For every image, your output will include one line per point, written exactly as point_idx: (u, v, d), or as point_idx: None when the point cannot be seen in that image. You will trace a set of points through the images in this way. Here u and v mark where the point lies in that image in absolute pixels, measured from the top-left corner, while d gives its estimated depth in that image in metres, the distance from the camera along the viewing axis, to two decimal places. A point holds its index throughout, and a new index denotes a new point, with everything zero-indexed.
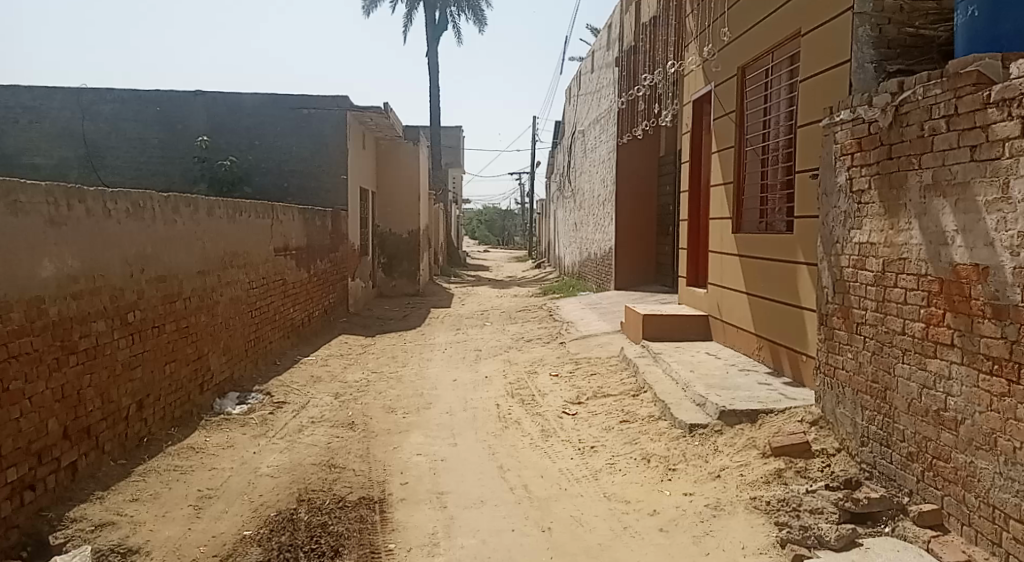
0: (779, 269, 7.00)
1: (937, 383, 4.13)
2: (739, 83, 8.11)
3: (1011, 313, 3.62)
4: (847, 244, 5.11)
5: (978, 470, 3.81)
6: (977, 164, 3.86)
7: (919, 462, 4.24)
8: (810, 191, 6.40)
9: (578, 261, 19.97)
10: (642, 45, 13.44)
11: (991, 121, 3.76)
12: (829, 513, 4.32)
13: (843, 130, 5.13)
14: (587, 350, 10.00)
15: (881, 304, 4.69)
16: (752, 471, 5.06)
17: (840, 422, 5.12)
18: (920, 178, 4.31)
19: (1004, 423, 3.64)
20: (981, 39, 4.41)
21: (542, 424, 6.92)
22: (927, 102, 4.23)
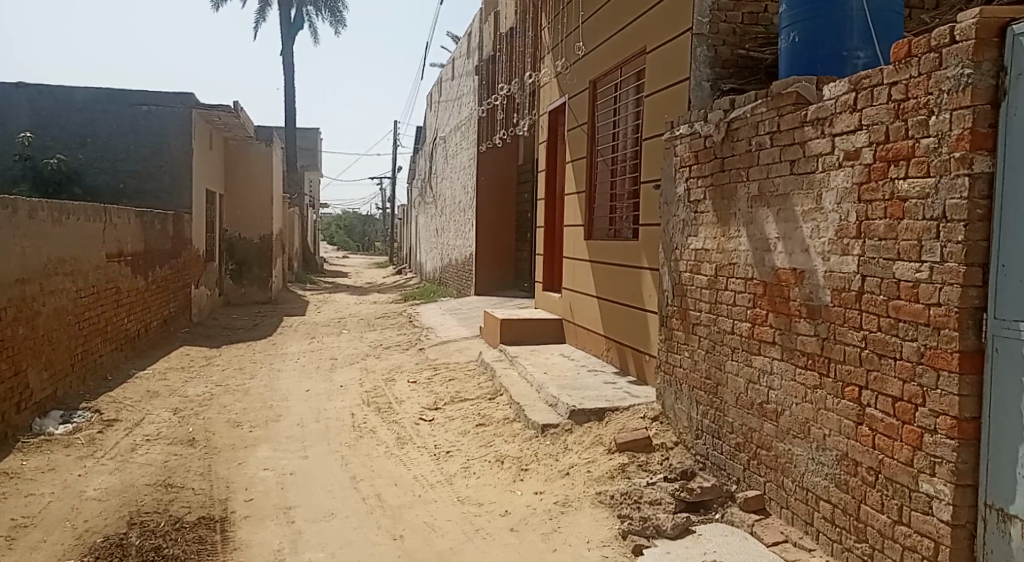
0: (625, 274, 7.30)
1: (761, 379, 4.43)
2: (591, 96, 8.39)
3: (822, 313, 3.94)
4: (685, 250, 5.39)
5: (794, 457, 4.12)
6: (796, 176, 4.17)
7: (746, 451, 4.55)
8: (652, 201, 6.71)
9: (440, 267, 19.96)
10: (501, 54, 13.64)
11: (808, 139, 4.07)
12: (667, 503, 4.54)
13: (682, 143, 5.42)
14: (445, 355, 10.03)
15: (713, 306, 4.98)
16: (599, 467, 5.23)
17: (677, 417, 5.41)
18: (748, 189, 4.62)
19: (816, 413, 3.95)
20: (800, 58, 4.79)
21: (396, 431, 6.86)
22: (754, 119, 4.53)
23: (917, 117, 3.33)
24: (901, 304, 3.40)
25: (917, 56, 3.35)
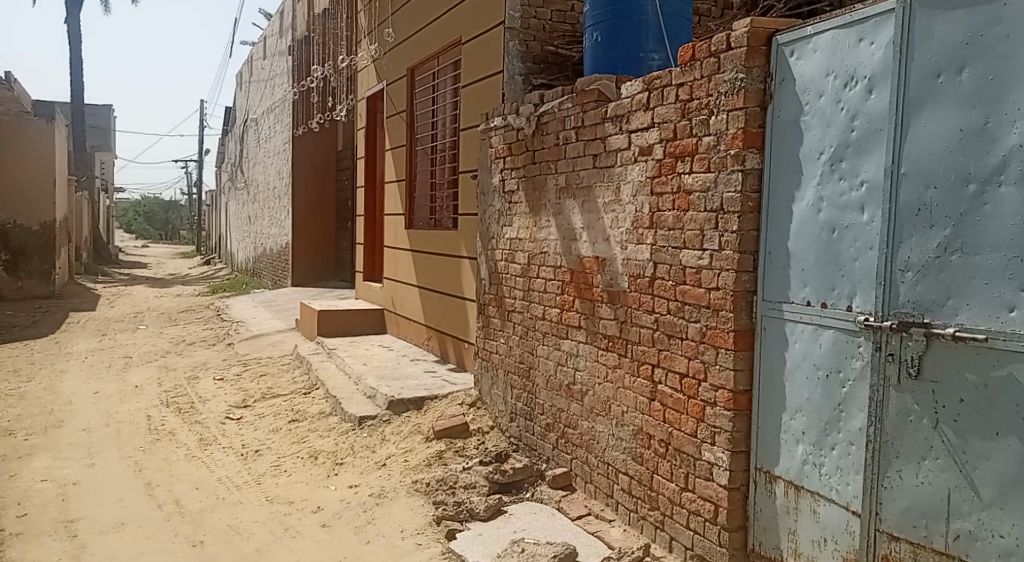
0: (444, 263, 7.35)
1: (568, 361, 4.63)
2: (408, 84, 8.32)
3: (621, 298, 4.16)
4: (500, 239, 5.51)
5: (597, 434, 4.34)
6: (598, 169, 4.37)
7: (554, 431, 4.74)
8: (470, 191, 6.78)
9: (253, 256, 19.10)
10: (315, 36, 13.21)
11: (608, 134, 4.27)
12: (480, 486, 4.63)
13: (496, 135, 5.53)
14: (257, 350, 9.63)
15: (526, 293, 5.13)
16: (415, 456, 5.25)
17: (493, 401, 5.53)
18: (556, 181, 4.78)
19: (616, 392, 4.18)
20: (601, 57, 5.02)
21: (200, 432, 6.50)
22: (561, 113, 4.70)
23: (700, 116, 3.59)
24: (687, 288, 3.66)
25: (700, 60, 3.60)
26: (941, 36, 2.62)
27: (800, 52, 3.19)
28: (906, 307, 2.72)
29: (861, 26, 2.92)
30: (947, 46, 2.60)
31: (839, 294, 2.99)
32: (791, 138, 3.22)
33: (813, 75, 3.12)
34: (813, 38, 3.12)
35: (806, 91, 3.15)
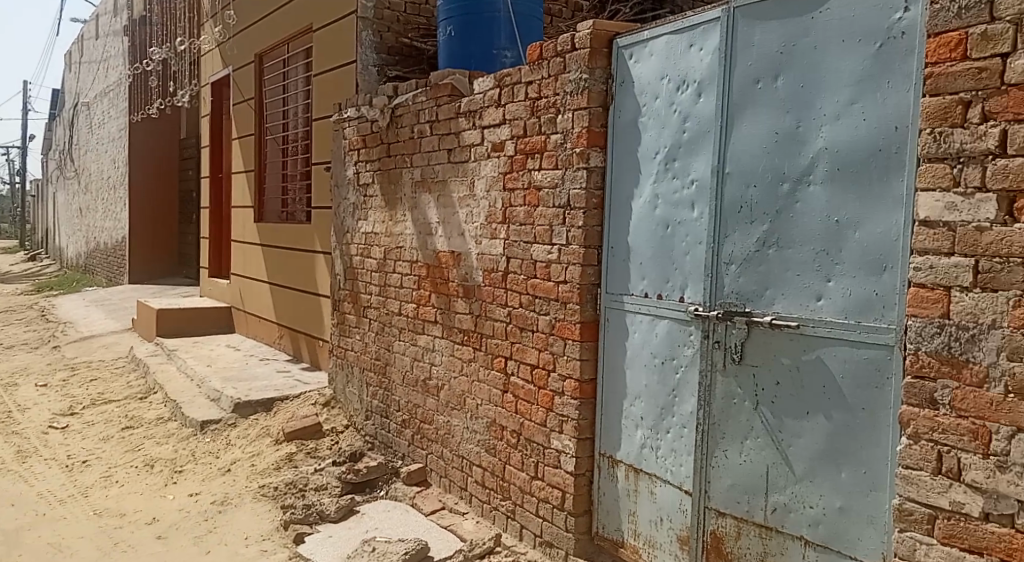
0: (297, 258, 7.14)
1: (424, 356, 4.62)
2: (257, 70, 8.00)
3: (476, 292, 4.20)
4: (355, 233, 5.42)
5: (452, 428, 4.37)
6: (452, 163, 4.38)
7: (411, 427, 4.74)
8: (323, 184, 6.62)
9: (85, 251, 17.79)
10: (154, 16, 12.44)
11: (461, 129, 4.29)
12: (332, 487, 4.55)
13: (350, 126, 5.44)
14: (88, 352, 8.99)
15: (382, 288, 5.07)
16: (263, 459, 5.09)
17: (348, 400, 5.45)
18: (411, 174, 4.76)
19: (471, 386, 4.21)
20: (454, 52, 5.03)
21: (19, 443, 5.99)
22: (415, 107, 4.68)
23: (548, 114, 3.67)
24: (538, 282, 3.73)
25: (547, 59, 3.69)
26: (759, 45, 2.80)
27: (638, 55, 3.33)
28: (731, 298, 2.90)
29: (691, 33, 3.08)
30: (764, 54, 2.79)
31: (675, 286, 3.15)
32: (631, 137, 3.36)
33: (649, 78, 3.27)
34: (649, 42, 3.27)
35: (644, 94, 3.30)
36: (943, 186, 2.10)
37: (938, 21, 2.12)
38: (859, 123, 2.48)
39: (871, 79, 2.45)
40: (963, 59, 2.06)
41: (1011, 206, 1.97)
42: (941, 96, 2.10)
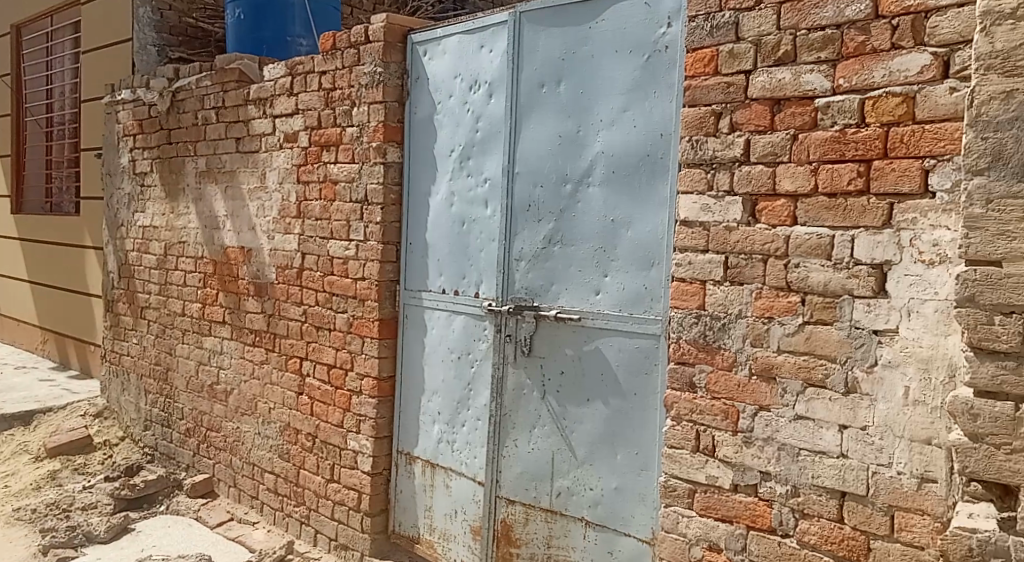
0: (64, 255, 6.51)
1: (211, 359, 4.39)
2: (14, 43, 7.17)
3: (267, 290, 4.04)
4: (132, 227, 5.03)
5: (242, 434, 4.18)
6: (241, 154, 4.18)
7: (195, 436, 4.49)
8: (94, 171, 6.08)
9: None
10: None
11: (251, 117, 4.10)
12: (102, 506, 4.18)
13: (125, 110, 5.03)
14: None
15: (163, 287, 4.75)
16: (20, 480, 4.60)
17: (124, 410, 5.06)
18: (196, 164, 4.49)
19: (263, 389, 4.05)
20: (244, 36, 4.80)
21: None
22: (199, 92, 4.42)
23: (342, 107, 3.61)
24: (334, 279, 3.66)
25: (340, 50, 3.62)
26: (544, 51, 2.92)
27: (432, 52, 3.36)
28: (521, 292, 3.01)
29: (482, 34, 3.15)
30: (548, 59, 2.91)
31: (468, 282, 3.21)
32: (426, 134, 3.39)
33: (443, 75, 3.31)
34: (442, 40, 3.31)
35: (438, 91, 3.34)
36: (699, 189, 2.30)
37: (695, 38, 2.32)
38: (631, 129, 2.65)
39: (641, 88, 2.63)
40: (715, 74, 2.27)
41: (753, 208, 2.20)
42: (697, 107, 2.30)
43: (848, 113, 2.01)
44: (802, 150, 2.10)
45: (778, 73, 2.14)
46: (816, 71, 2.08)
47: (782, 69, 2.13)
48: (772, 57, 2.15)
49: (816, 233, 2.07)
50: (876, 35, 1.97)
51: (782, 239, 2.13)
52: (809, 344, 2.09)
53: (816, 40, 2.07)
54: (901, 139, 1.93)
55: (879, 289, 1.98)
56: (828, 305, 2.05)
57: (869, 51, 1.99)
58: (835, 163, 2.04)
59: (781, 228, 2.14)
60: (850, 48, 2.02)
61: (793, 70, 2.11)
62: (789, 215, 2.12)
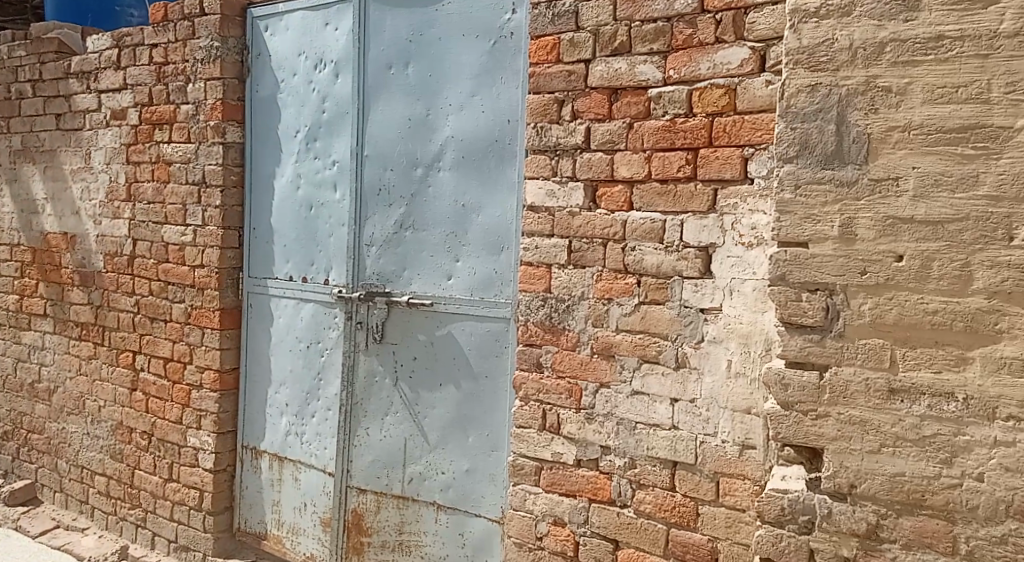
0: None
1: (30, 355, 4.05)
2: None
3: (94, 279, 3.77)
4: None
5: (68, 435, 3.90)
6: (62, 131, 3.87)
7: (15, 439, 4.15)
8: None
9: None
10: None
11: (73, 92, 3.81)
12: None
13: None
14: None
15: None
16: None
17: None
18: (9, 142, 4.12)
19: (91, 385, 3.79)
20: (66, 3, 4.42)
21: None
22: (12, 62, 4.05)
23: (176, 83, 3.42)
24: (169, 267, 3.47)
25: (172, 22, 3.43)
26: (390, 31, 2.88)
27: (274, 28, 3.24)
28: (371, 278, 2.96)
29: (326, 11, 3.06)
30: (395, 40, 2.86)
31: (316, 268, 3.13)
32: (269, 114, 3.26)
33: (286, 53, 3.20)
34: (285, 16, 3.20)
35: (281, 69, 3.22)
36: (544, 175, 2.35)
37: (537, 25, 2.35)
38: (479, 114, 2.67)
39: (488, 73, 2.64)
40: (557, 62, 2.32)
41: (593, 193, 2.27)
42: (540, 94, 2.35)
43: (678, 103, 2.11)
44: (637, 138, 2.18)
45: (615, 63, 2.21)
46: (649, 62, 2.16)
47: (618, 59, 2.21)
48: (609, 47, 2.22)
49: (650, 217, 2.17)
50: (702, 29, 2.08)
51: (619, 223, 2.22)
52: (644, 323, 2.18)
53: (648, 32, 2.16)
54: (724, 128, 2.05)
55: (706, 270, 2.09)
56: (660, 286, 2.15)
57: (696, 44, 2.09)
58: (666, 151, 2.13)
59: (618, 213, 2.22)
60: (679, 40, 2.11)
61: (628, 60, 2.19)
62: (625, 200, 2.21)
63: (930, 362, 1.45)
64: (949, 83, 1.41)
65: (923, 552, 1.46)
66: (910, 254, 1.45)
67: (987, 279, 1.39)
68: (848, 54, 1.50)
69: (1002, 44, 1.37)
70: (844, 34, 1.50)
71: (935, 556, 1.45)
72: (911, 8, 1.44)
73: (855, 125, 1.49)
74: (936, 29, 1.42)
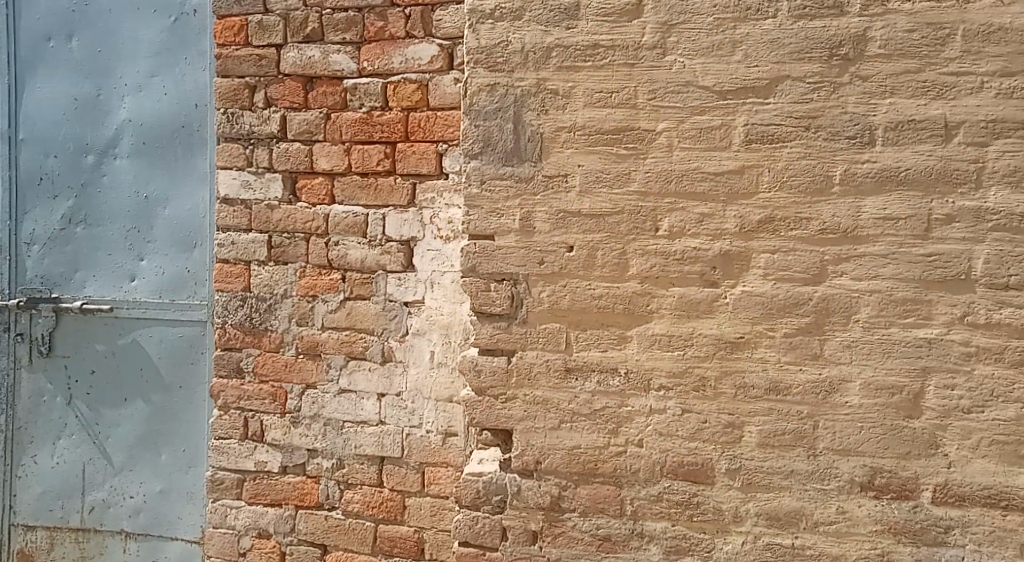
0: None
1: None
2: None
3: None
4: None
5: None
6: None
7: None
8: None
9: None
10: None
11: None
12: None
13: None
14: None
15: None
16: None
17: None
18: None
19: None
20: None
21: None
22: None
23: None
24: None
25: None
26: None
27: None
28: (34, 282, 2.60)
29: None
30: (53, 10, 2.53)
31: None
32: None
33: None
34: None
35: None
36: (238, 166, 2.22)
37: (222, 5, 2.21)
38: (162, 97, 2.45)
39: (170, 53, 2.44)
40: (246, 45, 2.20)
41: (293, 185, 2.19)
42: (229, 79, 2.21)
43: (373, 95, 2.11)
44: (335, 130, 2.14)
45: (307, 50, 2.15)
46: (342, 52, 2.13)
47: (310, 47, 2.15)
48: (300, 34, 2.15)
49: (352, 211, 2.14)
50: (392, 22, 2.09)
51: (321, 217, 2.16)
52: (350, 320, 2.15)
53: (340, 21, 2.12)
54: (419, 124, 2.08)
55: (407, 263, 2.11)
56: (365, 281, 2.14)
57: (387, 37, 2.10)
58: (365, 144, 2.12)
59: (320, 206, 2.16)
60: (371, 32, 2.11)
61: (321, 49, 2.14)
62: (326, 194, 2.16)
63: (598, 341, 1.58)
64: (604, 88, 1.55)
65: (597, 517, 1.59)
66: (578, 245, 1.58)
67: (640, 265, 1.55)
68: (521, 56, 1.58)
69: (644, 54, 1.53)
70: (516, 37, 1.59)
71: (607, 519, 1.59)
72: (572, 17, 1.56)
73: (529, 124, 1.59)
74: (593, 38, 1.55)
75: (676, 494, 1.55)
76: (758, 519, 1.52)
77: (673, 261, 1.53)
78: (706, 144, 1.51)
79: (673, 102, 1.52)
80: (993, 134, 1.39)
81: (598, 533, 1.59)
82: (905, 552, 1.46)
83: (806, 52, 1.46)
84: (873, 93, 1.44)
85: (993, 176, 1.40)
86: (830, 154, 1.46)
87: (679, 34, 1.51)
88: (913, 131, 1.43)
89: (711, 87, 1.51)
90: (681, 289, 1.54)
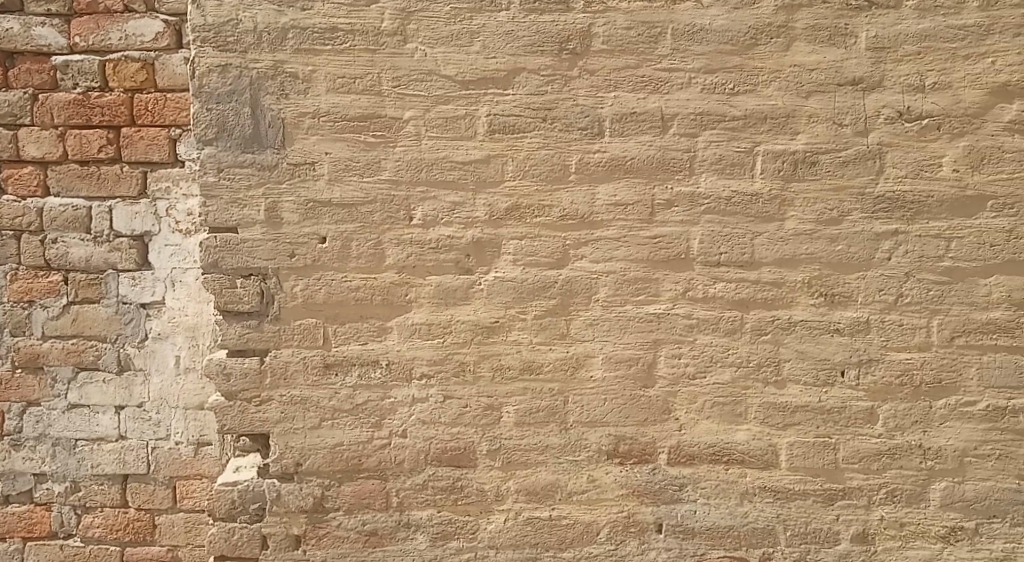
0: None
1: None
2: None
3: None
4: None
5: None
6: None
7: None
8: None
9: None
10: None
11: None
12: None
13: None
14: None
15: None
16: None
17: None
18: None
19: None
20: None
21: None
22: None
23: None
24: None
25: None
26: None
27: None
28: None
29: None
30: None
31: None
32: None
33: None
34: None
35: None
36: None
37: None
38: None
39: None
40: None
41: None
42: None
43: (89, 74, 1.90)
44: (45, 113, 1.91)
45: (4, 22, 1.90)
46: (48, 25, 1.91)
47: (8, 18, 1.90)
48: None
49: (72, 204, 1.92)
50: None
51: (34, 212, 1.92)
52: (76, 326, 1.93)
53: None
54: (145, 107, 1.91)
55: (142, 261, 1.93)
56: (92, 282, 1.93)
57: (102, 10, 1.91)
58: (82, 128, 1.91)
59: (31, 200, 1.92)
60: (82, 4, 1.90)
61: (21, 21, 1.90)
62: (39, 185, 1.92)
63: (356, 335, 1.54)
64: (346, 74, 1.51)
65: (362, 513, 1.56)
66: (331, 235, 1.53)
67: (395, 255, 1.53)
68: (254, 37, 1.50)
69: (385, 41, 1.51)
70: (247, 16, 1.50)
71: (373, 514, 1.56)
72: None
73: (268, 109, 1.51)
74: (331, 21, 1.50)
75: (439, 480, 1.56)
76: (518, 496, 1.57)
77: (427, 249, 1.53)
78: (452, 134, 1.52)
79: (417, 90, 1.52)
80: (701, 126, 1.53)
81: (364, 528, 1.56)
82: (648, 512, 1.57)
83: (538, 45, 1.52)
84: (599, 87, 1.53)
85: (704, 163, 1.53)
86: (566, 144, 1.53)
87: (418, 22, 1.51)
88: (635, 123, 1.53)
89: (452, 76, 1.52)
90: (437, 277, 1.54)
